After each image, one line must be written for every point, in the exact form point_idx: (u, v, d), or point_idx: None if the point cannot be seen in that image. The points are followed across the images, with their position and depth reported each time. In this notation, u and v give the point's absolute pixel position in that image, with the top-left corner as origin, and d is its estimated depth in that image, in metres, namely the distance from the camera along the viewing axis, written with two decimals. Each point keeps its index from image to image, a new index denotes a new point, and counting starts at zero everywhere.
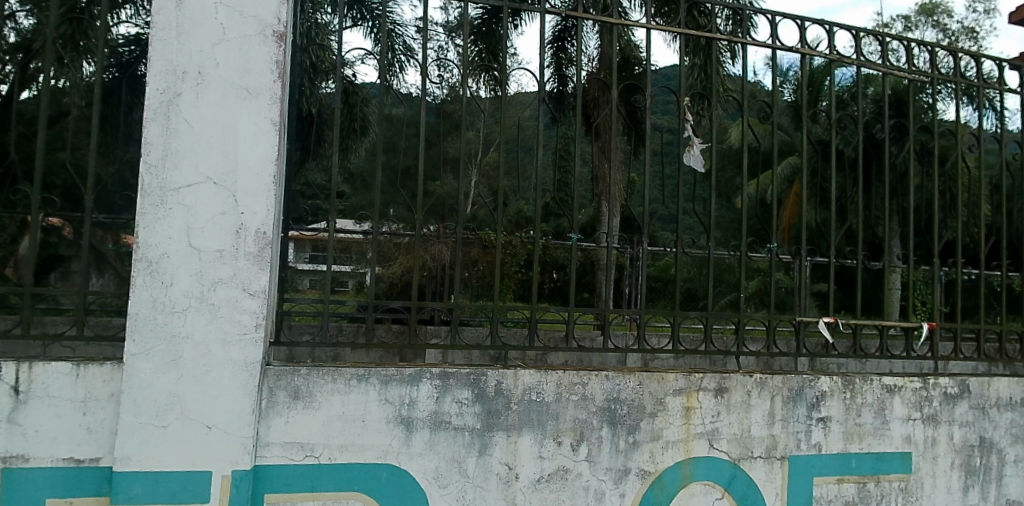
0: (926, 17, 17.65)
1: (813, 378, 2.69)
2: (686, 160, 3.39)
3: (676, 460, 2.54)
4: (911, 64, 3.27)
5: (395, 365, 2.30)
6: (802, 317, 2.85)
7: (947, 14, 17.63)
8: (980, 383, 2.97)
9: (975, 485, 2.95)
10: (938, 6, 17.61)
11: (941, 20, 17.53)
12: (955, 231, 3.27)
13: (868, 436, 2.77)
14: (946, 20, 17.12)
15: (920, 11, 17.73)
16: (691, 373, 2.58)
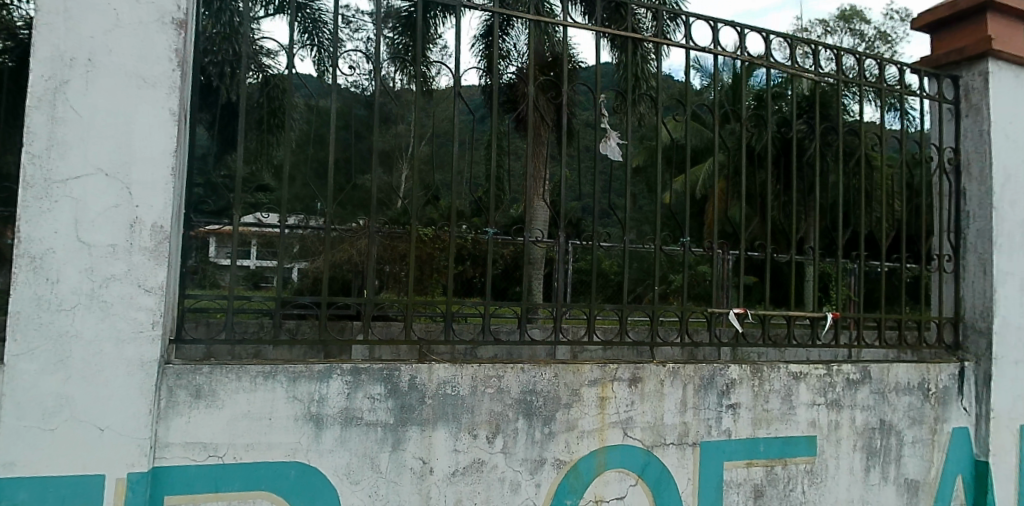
0: (846, 23, 18.55)
1: (723, 366, 2.79)
2: (603, 149, 3.35)
3: (591, 449, 2.59)
4: (821, 68, 3.36)
5: (304, 362, 2.26)
6: (715, 308, 2.93)
7: (865, 21, 18.58)
8: (881, 369, 3.12)
9: (876, 465, 3.11)
10: (857, 13, 18.54)
11: (858, 26, 18.49)
12: (860, 225, 3.43)
13: (775, 422, 2.88)
14: (863, 27, 18.05)
15: (840, 17, 18.61)
16: (606, 364, 2.63)
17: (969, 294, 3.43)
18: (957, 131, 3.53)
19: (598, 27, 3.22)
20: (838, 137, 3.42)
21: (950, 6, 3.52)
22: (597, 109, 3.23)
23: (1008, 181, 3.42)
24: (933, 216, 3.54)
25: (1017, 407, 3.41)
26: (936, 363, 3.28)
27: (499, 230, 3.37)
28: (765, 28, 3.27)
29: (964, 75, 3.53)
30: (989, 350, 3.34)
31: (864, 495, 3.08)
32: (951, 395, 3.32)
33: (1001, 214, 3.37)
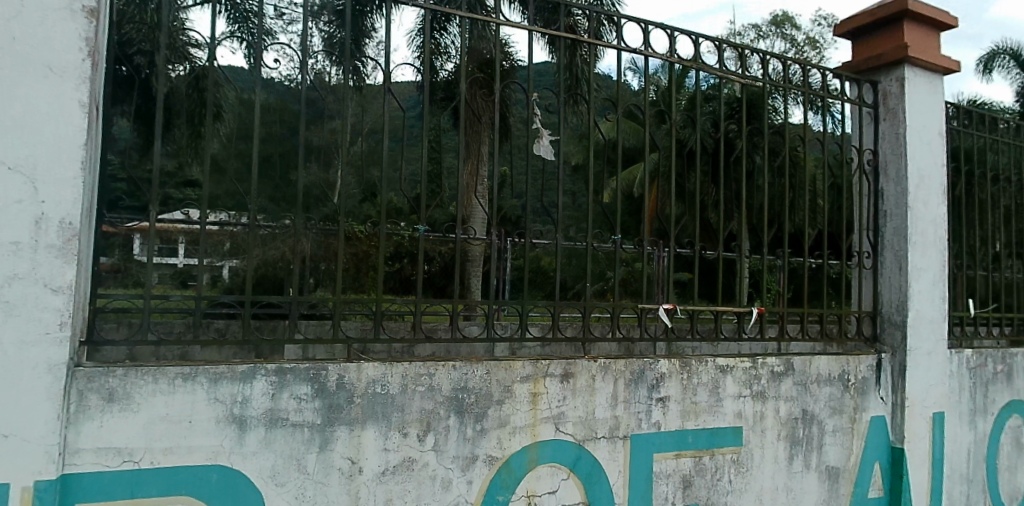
0: (778, 28, 19.32)
1: (653, 361, 2.86)
2: (534, 148, 3.46)
3: (523, 445, 2.61)
4: (747, 71, 3.46)
5: (227, 363, 2.21)
6: (645, 304, 3.00)
7: (796, 27, 19.38)
8: (804, 361, 3.24)
9: (799, 454, 3.22)
10: (788, 19, 19.30)
11: (789, 32, 19.27)
12: (785, 224, 3.56)
13: (703, 414, 2.97)
14: (794, 33, 18.83)
15: (772, 23, 19.36)
16: (538, 360, 2.65)
17: (886, 289, 3.60)
18: (876, 134, 3.69)
19: (532, 26, 3.19)
20: (765, 138, 3.54)
21: (870, 14, 3.68)
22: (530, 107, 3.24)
23: (922, 181, 3.60)
24: (854, 215, 3.70)
25: (930, 395, 3.58)
26: (856, 355, 3.42)
27: (429, 227, 3.34)
28: (695, 32, 3.33)
29: (883, 80, 3.70)
30: (903, 342, 3.50)
31: (788, 483, 3.19)
32: (870, 385, 3.46)
33: (914, 213, 3.55)
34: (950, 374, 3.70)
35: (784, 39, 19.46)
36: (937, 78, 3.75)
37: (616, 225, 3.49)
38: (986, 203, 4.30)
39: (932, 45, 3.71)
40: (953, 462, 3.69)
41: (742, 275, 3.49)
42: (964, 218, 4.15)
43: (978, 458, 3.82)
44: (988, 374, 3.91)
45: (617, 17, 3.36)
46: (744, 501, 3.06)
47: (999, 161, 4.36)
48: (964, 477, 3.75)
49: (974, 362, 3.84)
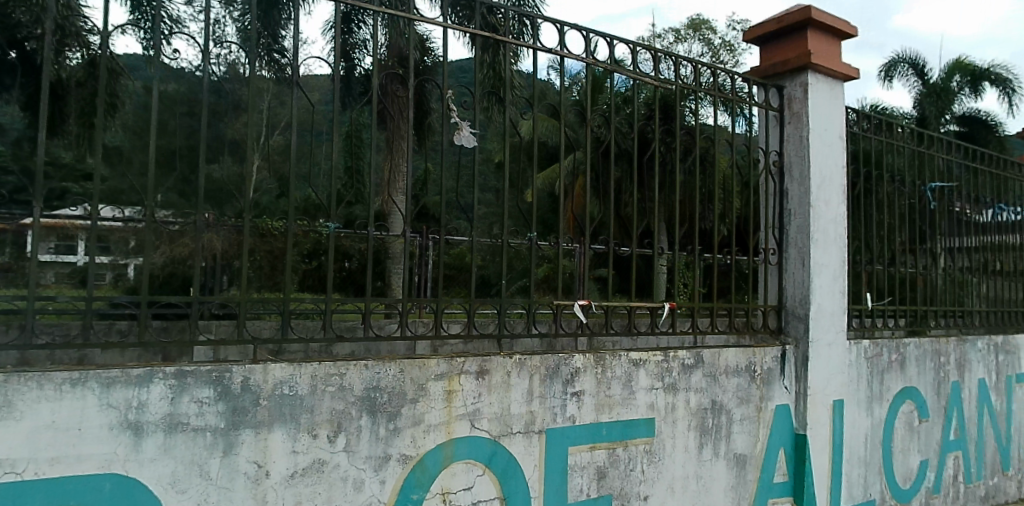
0: (697, 32, 20.07)
1: (568, 356, 2.91)
2: (457, 141, 3.29)
3: (437, 442, 2.60)
4: (660, 73, 3.56)
5: (121, 366, 2.10)
6: (560, 300, 3.07)
7: (713, 31, 20.20)
8: (713, 354, 3.37)
9: (708, 443, 3.34)
10: (706, 23, 20.07)
11: (707, 36, 20.03)
12: (696, 221, 3.69)
13: (617, 406, 3.04)
14: (712, 37, 19.61)
15: (691, 27, 20.10)
16: (452, 357, 2.65)
17: (790, 284, 3.78)
18: (781, 136, 3.87)
19: (449, 23, 3.15)
20: (677, 139, 3.65)
21: (777, 21, 3.85)
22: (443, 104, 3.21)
23: (823, 182, 3.80)
24: (761, 213, 3.87)
25: (830, 384, 3.79)
26: (761, 347, 3.58)
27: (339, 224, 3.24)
28: (611, 33, 3.38)
29: (788, 86, 3.87)
30: (806, 334, 3.69)
31: (699, 471, 3.30)
32: (774, 375, 3.62)
33: (816, 212, 3.74)
34: (849, 363, 3.92)
35: (705, 43, 20.14)
36: (838, 85, 3.96)
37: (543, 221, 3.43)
38: (884, 201, 4.56)
39: (833, 53, 3.91)
40: (851, 446, 3.91)
41: (660, 271, 3.60)
42: (863, 215, 4.40)
43: (874, 442, 4.06)
44: (883, 363, 4.16)
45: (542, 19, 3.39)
46: (656, 489, 3.16)
47: (895, 162, 4.63)
48: (862, 460, 3.97)
49: (871, 351, 4.09)
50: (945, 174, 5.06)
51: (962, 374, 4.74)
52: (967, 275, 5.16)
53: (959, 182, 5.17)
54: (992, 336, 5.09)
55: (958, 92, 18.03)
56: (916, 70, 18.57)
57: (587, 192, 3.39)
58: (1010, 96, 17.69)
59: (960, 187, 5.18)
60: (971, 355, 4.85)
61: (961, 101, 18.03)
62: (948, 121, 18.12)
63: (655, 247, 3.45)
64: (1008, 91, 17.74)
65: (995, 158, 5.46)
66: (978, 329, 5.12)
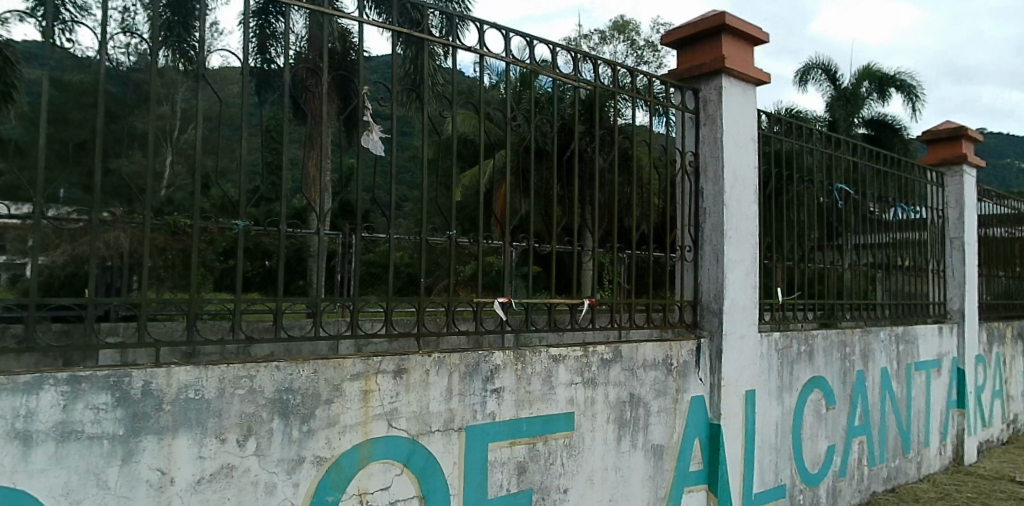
0: (621, 33, 20.70)
1: (488, 353, 2.93)
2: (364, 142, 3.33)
3: (354, 443, 2.58)
4: (580, 74, 3.61)
5: (7, 372, 1.98)
6: (480, 299, 3.10)
7: (637, 32, 20.87)
8: (631, 348, 3.47)
9: (626, 435, 3.43)
10: (630, 24, 20.70)
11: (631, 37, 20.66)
12: (616, 219, 3.77)
13: (537, 402, 3.09)
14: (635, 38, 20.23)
15: (614, 27, 20.74)
16: (369, 357, 2.63)
17: (705, 280, 3.92)
18: (697, 137, 4.00)
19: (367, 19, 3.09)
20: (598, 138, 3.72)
21: (693, 26, 3.98)
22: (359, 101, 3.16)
23: (736, 181, 3.96)
24: (678, 211, 3.99)
25: (743, 375, 3.95)
26: (678, 341, 3.69)
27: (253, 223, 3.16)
28: (532, 34, 3.40)
29: (703, 89, 4.01)
30: (719, 327, 3.83)
31: (617, 462, 3.38)
32: (690, 368, 3.74)
33: (729, 210, 3.89)
34: (760, 355, 4.10)
35: (631, 43, 21.02)
36: (750, 89, 4.12)
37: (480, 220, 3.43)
38: (794, 200, 4.77)
39: (746, 58, 4.07)
40: (763, 434, 4.09)
41: (585, 268, 3.65)
42: (776, 213, 4.57)
43: (784, 430, 4.26)
44: (792, 354, 4.37)
45: (467, 20, 3.40)
46: (576, 482, 3.22)
47: (806, 163, 4.84)
48: (773, 447, 4.16)
49: (781, 343, 4.28)
50: (852, 174, 5.32)
51: (866, 363, 5.03)
52: (872, 270, 5.47)
53: (864, 182, 5.46)
54: (894, 327, 5.41)
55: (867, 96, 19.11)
56: (829, 75, 19.53)
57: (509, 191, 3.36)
58: (913, 101, 18.85)
59: (865, 187, 5.46)
60: (875, 345, 5.14)
61: (870, 106, 19.10)
62: (857, 125, 19.16)
63: (578, 245, 3.51)
64: (912, 97, 18.87)
65: (896, 159, 5.78)
66: (883, 320, 5.44)
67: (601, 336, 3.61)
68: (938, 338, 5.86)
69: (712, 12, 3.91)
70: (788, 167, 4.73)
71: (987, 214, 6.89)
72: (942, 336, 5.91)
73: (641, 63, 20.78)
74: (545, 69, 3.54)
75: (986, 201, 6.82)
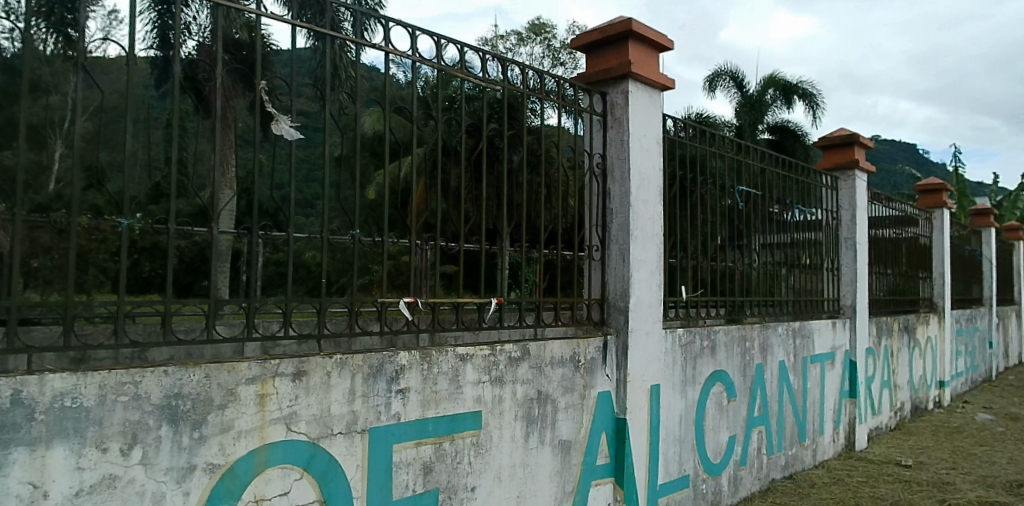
0: (538, 36, 21.26)
1: (392, 354, 2.91)
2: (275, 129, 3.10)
3: (249, 448, 2.51)
4: (486, 75, 3.63)
5: None
6: (385, 299, 3.14)
7: (554, 35, 21.40)
8: (538, 346, 3.52)
9: (534, 432, 3.48)
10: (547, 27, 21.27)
11: (549, 40, 21.19)
12: (525, 219, 3.81)
13: (443, 401, 3.09)
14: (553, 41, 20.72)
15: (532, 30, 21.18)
16: (265, 360, 2.56)
17: (612, 279, 4.02)
18: (604, 140, 4.10)
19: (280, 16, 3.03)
20: (512, 140, 3.74)
21: (601, 31, 4.08)
22: (255, 92, 2.99)
23: (642, 183, 4.09)
24: (586, 212, 4.07)
25: (648, 370, 4.08)
26: (585, 338, 3.78)
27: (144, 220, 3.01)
28: (439, 33, 3.37)
29: (610, 92, 4.11)
30: (625, 324, 3.95)
31: (525, 459, 3.43)
32: (597, 364, 3.84)
33: (635, 211, 4.02)
34: (664, 350, 4.25)
35: (545, 44, 21.48)
36: (655, 94, 4.26)
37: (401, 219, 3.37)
38: (701, 202, 4.94)
39: (652, 65, 4.20)
40: (667, 426, 4.25)
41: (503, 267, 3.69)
42: (681, 215, 4.70)
43: (688, 422, 4.44)
44: (695, 349, 4.55)
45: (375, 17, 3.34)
46: (483, 480, 3.25)
47: (710, 167, 5.01)
48: (677, 439, 4.33)
49: (684, 339, 4.45)
50: (754, 177, 5.56)
51: (764, 357, 5.29)
52: (773, 268, 5.74)
53: (767, 184, 5.72)
54: (792, 322, 5.72)
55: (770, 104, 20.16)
56: (736, 82, 20.43)
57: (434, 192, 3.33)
58: (814, 110, 19.98)
59: (767, 190, 5.72)
60: (773, 339, 5.41)
61: (774, 111, 20.11)
62: (762, 130, 20.14)
63: (500, 245, 3.55)
64: (812, 104, 19.93)
65: (794, 163, 6.08)
66: (782, 315, 5.73)
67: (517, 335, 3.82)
68: (832, 332, 6.23)
69: (619, 18, 4.02)
70: (693, 170, 4.87)
71: (876, 216, 7.38)
72: (835, 331, 6.30)
73: (558, 65, 21.36)
74: (450, 69, 3.52)
75: (875, 204, 7.31)
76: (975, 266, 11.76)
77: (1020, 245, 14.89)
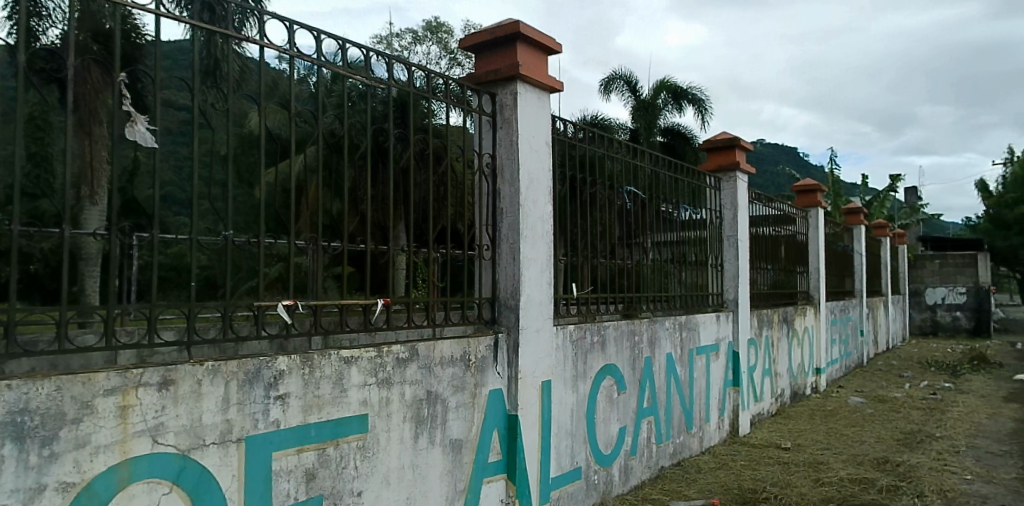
0: (434, 35, 21.56)
1: (269, 359, 2.82)
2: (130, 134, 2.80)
3: (110, 464, 2.35)
4: (371, 72, 3.53)
5: None
6: (263, 302, 3.03)
7: (450, 36, 21.74)
8: (427, 346, 3.52)
9: (424, 432, 3.48)
10: (443, 26, 21.56)
11: (446, 41, 21.46)
12: (414, 219, 3.77)
13: (326, 406, 3.03)
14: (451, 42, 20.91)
15: (429, 29, 21.36)
16: (127, 369, 2.41)
17: (502, 277, 4.08)
18: (494, 140, 4.14)
19: (161, 10, 2.80)
20: (403, 140, 3.70)
21: (490, 32, 4.13)
22: (115, 85, 2.69)
23: (531, 183, 4.17)
24: (476, 212, 4.09)
25: (539, 367, 4.17)
26: (476, 337, 3.80)
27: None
28: (316, 27, 3.20)
29: (499, 94, 4.16)
30: (516, 322, 4.01)
31: (414, 460, 3.42)
32: (488, 363, 3.88)
33: (524, 210, 4.09)
34: (555, 347, 4.35)
35: (442, 44, 21.63)
36: (543, 96, 4.36)
37: (285, 219, 3.27)
38: (594, 202, 5.07)
39: (539, 67, 4.28)
40: (559, 421, 4.35)
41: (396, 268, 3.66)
42: (573, 213, 4.78)
43: (579, 415, 4.57)
44: (586, 345, 4.68)
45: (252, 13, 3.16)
46: (371, 484, 3.21)
47: (603, 167, 5.15)
48: (568, 433, 4.45)
49: (575, 334, 4.56)
50: (644, 178, 5.76)
51: (652, 350, 5.51)
52: (663, 265, 5.97)
53: (656, 184, 5.95)
54: (680, 316, 5.99)
55: (663, 108, 20.98)
56: (631, 87, 21.13)
57: (321, 190, 3.24)
58: (704, 115, 21.02)
59: (656, 190, 5.94)
60: (661, 333, 5.64)
61: (666, 117, 21.00)
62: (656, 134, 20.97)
63: (389, 245, 3.51)
64: (702, 110, 20.96)
65: (681, 165, 6.37)
66: (671, 310, 5.98)
67: (412, 334, 3.84)
68: (716, 324, 6.59)
69: (507, 20, 4.08)
70: (584, 170, 4.98)
71: (757, 214, 7.87)
72: (719, 323, 6.66)
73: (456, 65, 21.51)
74: (328, 64, 3.34)
75: (755, 203, 7.78)
76: (847, 260, 12.73)
77: (886, 241, 16.30)
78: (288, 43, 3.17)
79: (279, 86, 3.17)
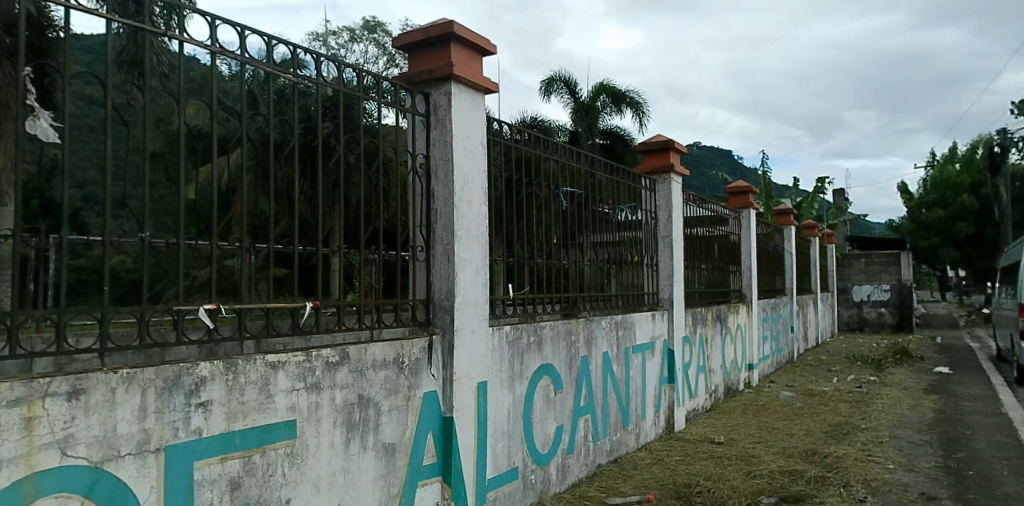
0: (371, 35, 21.34)
1: (190, 365, 2.73)
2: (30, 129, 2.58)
3: (14, 479, 2.22)
4: (301, 70, 3.45)
5: None
6: (184, 306, 2.92)
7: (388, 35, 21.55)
8: (358, 349, 3.48)
9: (355, 437, 3.43)
10: (380, 26, 21.37)
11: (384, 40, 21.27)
12: (346, 220, 3.70)
13: (252, 412, 2.96)
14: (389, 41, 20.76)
15: (366, 28, 21.11)
16: (32, 379, 2.27)
17: (436, 279, 4.07)
18: (428, 140, 4.13)
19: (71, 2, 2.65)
20: (333, 139, 3.64)
21: (423, 32, 4.11)
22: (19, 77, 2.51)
23: (465, 184, 4.17)
24: (410, 213, 4.06)
25: (474, 368, 4.18)
26: (409, 339, 3.78)
27: None
28: (240, 22, 3.11)
29: (433, 93, 4.14)
30: (450, 323, 4.02)
31: (345, 465, 3.37)
32: (422, 365, 3.85)
33: (459, 211, 4.09)
34: (491, 347, 4.36)
35: (380, 44, 21.42)
36: (478, 96, 4.36)
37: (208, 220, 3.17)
38: (531, 203, 5.10)
39: (473, 67, 4.28)
40: (495, 422, 4.36)
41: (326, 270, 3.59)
42: (510, 214, 4.80)
43: (515, 416, 4.59)
44: (522, 345, 4.71)
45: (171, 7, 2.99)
46: (299, 491, 3.15)
47: (541, 168, 5.19)
48: (505, 434, 4.46)
49: (512, 335, 4.59)
50: (582, 179, 5.83)
51: (589, 349, 5.59)
52: (600, 265, 6.06)
53: (594, 185, 6.04)
54: (616, 315, 6.09)
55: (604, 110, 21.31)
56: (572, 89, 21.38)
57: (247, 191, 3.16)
58: (643, 118, 21.46)
59: (593, 191, 6.03)
60: (597, 332, 5.73)
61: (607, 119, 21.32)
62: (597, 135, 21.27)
63: (318, 246, 3.44)
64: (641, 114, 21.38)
65: (617, 166, 6.49)
66: (607, 310, 6.08)
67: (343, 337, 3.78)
68: (652, 323, 6.74)
69: (440, 19, 4.06)
70: (522, 171, 5.00)
71: (691, 215, 8.09)
72: (655, 322, 6.82)
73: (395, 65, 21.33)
74: (255, 61, 3.24)
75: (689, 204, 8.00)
76: (778, 260, 13.22)
77: (815, 241, 17.00)
78: (211, 38, 3.05)
79: (202, 82, 3.07)
